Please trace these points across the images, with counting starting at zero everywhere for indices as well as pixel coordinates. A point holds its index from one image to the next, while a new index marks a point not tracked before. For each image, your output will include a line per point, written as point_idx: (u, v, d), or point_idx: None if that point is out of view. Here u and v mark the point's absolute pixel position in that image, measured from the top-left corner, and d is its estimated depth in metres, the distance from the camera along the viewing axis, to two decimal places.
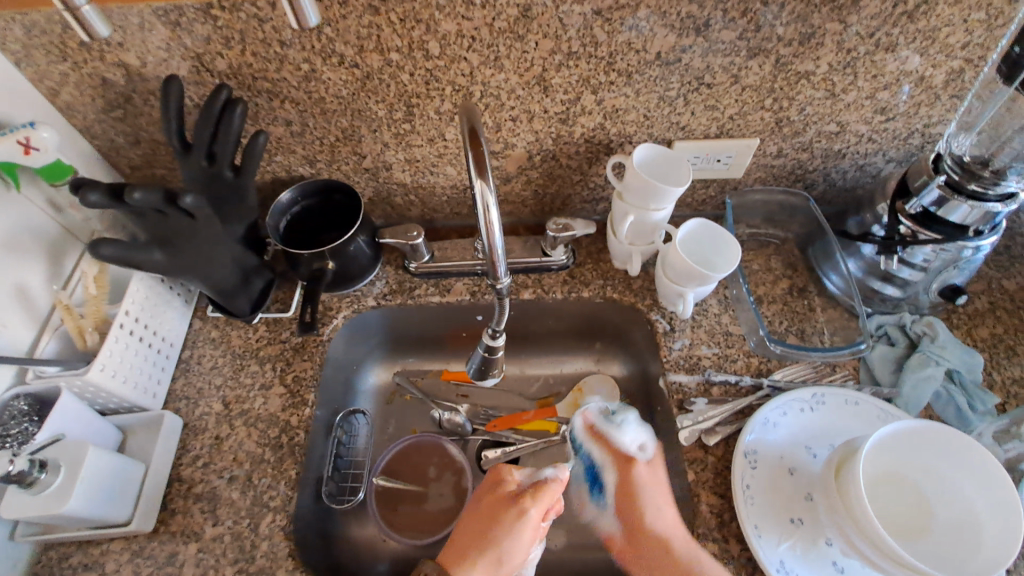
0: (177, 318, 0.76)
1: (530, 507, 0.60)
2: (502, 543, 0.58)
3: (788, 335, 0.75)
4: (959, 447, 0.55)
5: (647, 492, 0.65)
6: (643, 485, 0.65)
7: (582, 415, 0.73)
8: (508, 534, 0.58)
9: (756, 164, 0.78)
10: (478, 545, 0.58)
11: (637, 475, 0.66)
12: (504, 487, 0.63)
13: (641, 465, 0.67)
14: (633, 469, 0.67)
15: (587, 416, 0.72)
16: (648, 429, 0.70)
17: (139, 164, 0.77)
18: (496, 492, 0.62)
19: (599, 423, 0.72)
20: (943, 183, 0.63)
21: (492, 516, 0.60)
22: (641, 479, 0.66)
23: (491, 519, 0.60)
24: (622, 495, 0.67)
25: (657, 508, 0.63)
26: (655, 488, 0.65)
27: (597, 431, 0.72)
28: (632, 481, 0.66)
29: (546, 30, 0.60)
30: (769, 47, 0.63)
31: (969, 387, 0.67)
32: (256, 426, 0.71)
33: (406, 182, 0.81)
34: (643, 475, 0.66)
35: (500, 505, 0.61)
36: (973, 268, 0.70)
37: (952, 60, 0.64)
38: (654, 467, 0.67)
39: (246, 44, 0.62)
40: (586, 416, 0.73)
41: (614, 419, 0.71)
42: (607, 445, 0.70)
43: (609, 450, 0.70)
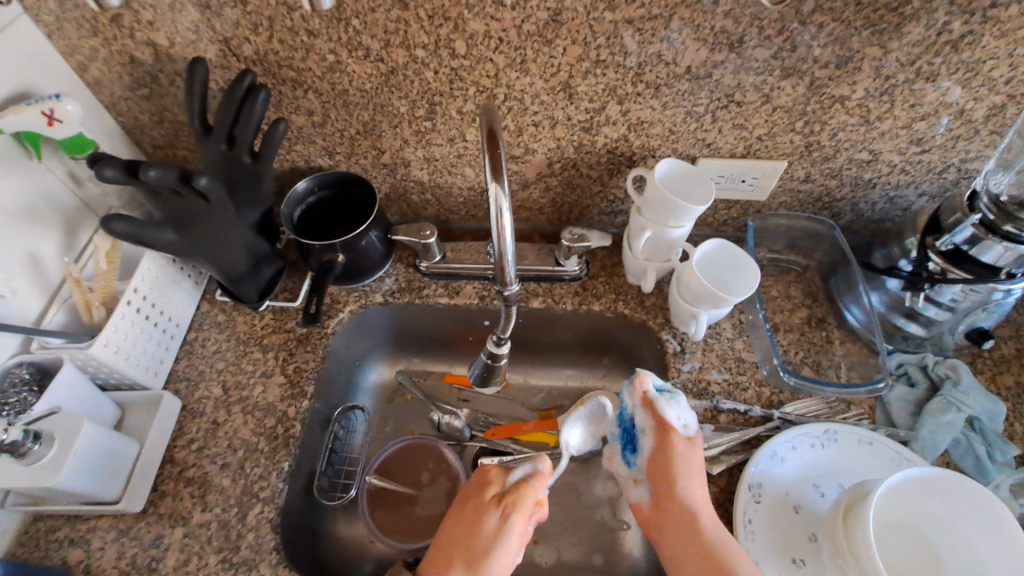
0: (185, 299, 0.76)
1: (513, 514, 0.58)
2: (485, 551, 0.56)
3: (802, 366, 0.73)
4: (977, 501, 0.52)
5: (684, 465, 0.59)
6: (683, 461, 0.59)
7: (637, 377, 0.64)
8: (492, 541, 0.56)
9: (782, 188, 0.76)
10: (459, 553, 0.56)
11: (677, 447, 0.60)
12: (484, 490, 0.61)
13: (681, 438, 0.60)
14: (674, 441, 0.60)
15: (646, 377, 0.64)
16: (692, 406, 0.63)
17: (161, 144, 0.78)
18: (478, 497, 0.61)
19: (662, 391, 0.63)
20: (977, 221, 0.61)
21: (473, 523, 0.58)
22: (685, 452, 0.59)
23: (472, 527, 0.58)
24: (664, 462, 0.59)
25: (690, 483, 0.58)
26: (694, 464, 0.59)
27: (652, 395, 0.62)
28: (674, 452, 0.59)
29: (575, 36, 0.59)
30: (804, 68, 0.61)
31: (990, 437, 0.64)
32: (254, 414, 0.70)
33: (423, 181, 0.80)
34: (684, 447, 0.60)
35: (481, 512, 0.59)
36: (1003, 311, 0.67)
37: (994, 94, 0.62)
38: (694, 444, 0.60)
39: (273, 31, 0.62)
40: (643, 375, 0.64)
41: (666, 390, 0.63)
42: (651, 410, 0.62)
43: (656, 416, 0.61)
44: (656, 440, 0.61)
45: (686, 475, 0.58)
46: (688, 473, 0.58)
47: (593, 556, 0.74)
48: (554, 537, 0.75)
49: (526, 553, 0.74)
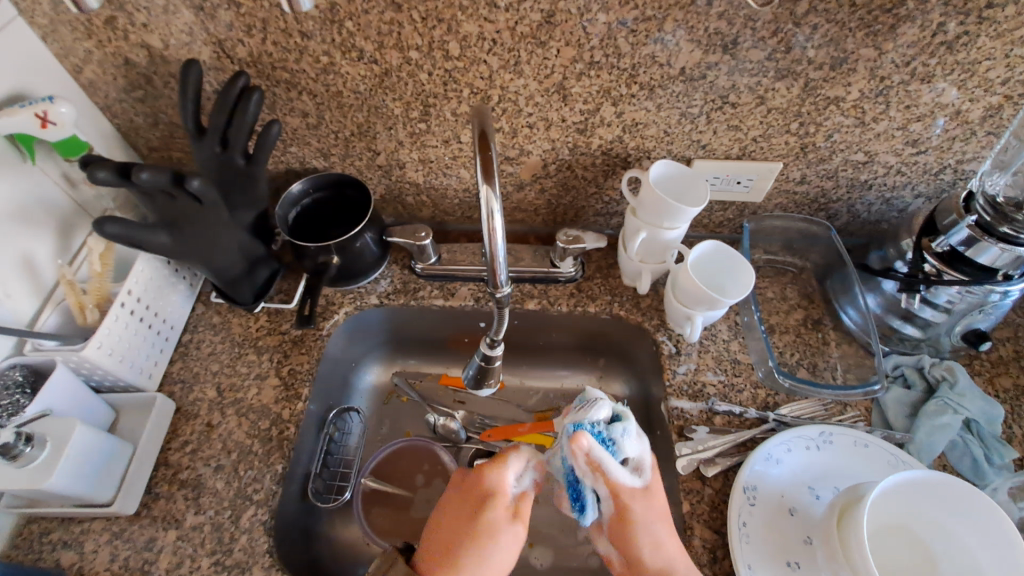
0: (180, 301, 0.76)
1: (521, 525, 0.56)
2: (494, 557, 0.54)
3: (798, 368, 0.72)
4: (973, 505, 0.51)
5: (647, 530, 0.54)
6: (644, 522, 0.54)
7: (575, 442, 0.52)
8: (503, 552, 0.54)
9: (778, 189, 0.76)
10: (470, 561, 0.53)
11: (638, 508, 0.54)
12: (494, 493, 0.57)
13: (640, 498, 0.54)
14: (633, 509, 0.54)
15: (587, 440, 0.52)
16: (642, 446, 0.56)
17: (156, 146, 0.78)
18: (490, 503, 0.56)
19: (603, 451, 0.53)
20: (972, 223, 0.60)
21: (486, 531, 0.54)
22: (650, 514, 0.54)
23: (483, 536, 0.54)
24: (631, 527, 0.54)
25: (661, 544, 0.54)
26: (656, 521, 0.54)
27: (598, 461, 0.53)
28: (637, 516, 0.54)
29: (569, 37, 0.59)
30: (799, 69, 0.61)
31: (987, 439, 0.63)
32: (248, 416, 0.70)
33: (419, 183, 0.80)
34: (650, 507, 0.54)
35: (493, 521, 0.55)
36: (1000, 313, 0.67)
37: (990, 95, 0.61)
38: (652, 495, 0.55)
39: (267, 33, 0.62)
40: (584, 440, 0.52)
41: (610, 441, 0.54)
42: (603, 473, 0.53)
43: (613, 482, 0.54)
44: (615, 507, 0.55)
45: (652, 540, 0.54)
46: (655, 536, 0.54)
47: (588, 558, 0.73)
48: (549, 540, 0.75)
49: (522, 556, 0.74)
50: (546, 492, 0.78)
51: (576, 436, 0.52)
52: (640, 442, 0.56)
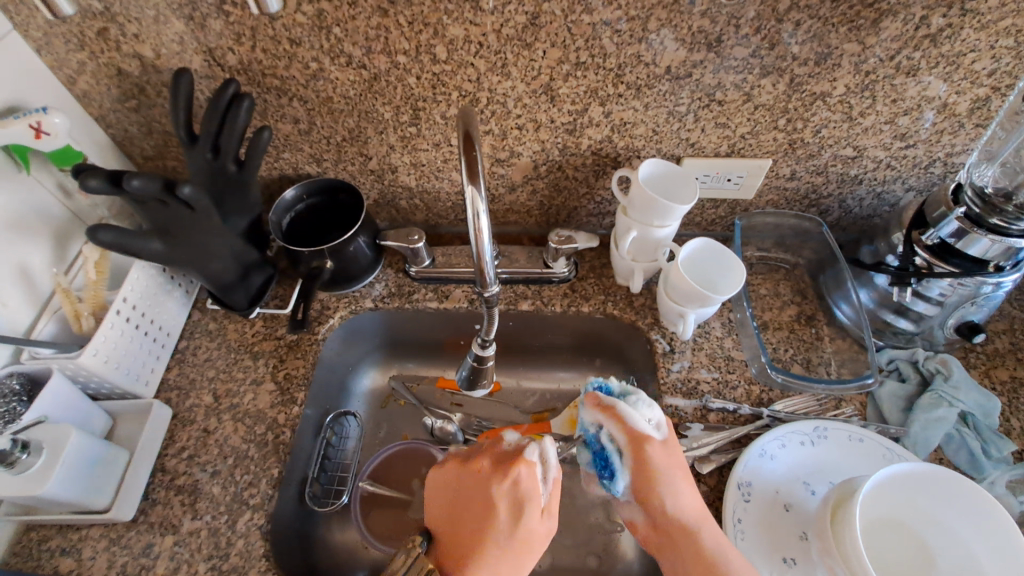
0: (175, 308, 0.76)
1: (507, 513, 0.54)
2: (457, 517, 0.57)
3: (792, 363, 0.72)
4: (967, 498, 0.51)
5: (665, 470, 0.54)
6: (663, 469, 0.54)
7: (587, 398, 0.59)
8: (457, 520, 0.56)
9: (768, 186, 0.76)
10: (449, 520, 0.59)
11: (655, 454, 0.55)
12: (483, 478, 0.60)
13: (657, 446, 0.56)
14: (654, 447, 0.55)
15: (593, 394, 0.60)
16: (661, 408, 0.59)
17: (151, 155, 0.79)
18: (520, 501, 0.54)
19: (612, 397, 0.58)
20: (961, 215, 0.60)
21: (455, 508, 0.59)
22: (660, 459, 0.55)
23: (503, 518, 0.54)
24: (636, 480, 0.55)
25: (681, 496, 0.54)
26: (677, 472, 0.55)
27: (608, 406, 0.58)
28: (651, 464, 0.55)
29: (555, 39, 0.60)
30: (784, 66, 0.61)
31: (984, 432, 0.63)
32: (244, 421, 0.70)
33: (411, 187, 0.81)
34: (660, 457, 0.55)
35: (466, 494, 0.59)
36: (993, 304, 0.66)
37: (977, 87, 0.61)
38: (670, 447, 0.56)
39: (257, 41, 0.62)
40: (592, 395, 0.60)
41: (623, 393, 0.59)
42: (619, 423, 0.57)
43: (621, 428, 0.57)
44: (634, 455, 0.55)
45: (673, 489, 0.54)
46: (673, 486, 0.54)
47: (587, 559, 0.73)
48: (548, 540, 0.75)
49: None
50: None
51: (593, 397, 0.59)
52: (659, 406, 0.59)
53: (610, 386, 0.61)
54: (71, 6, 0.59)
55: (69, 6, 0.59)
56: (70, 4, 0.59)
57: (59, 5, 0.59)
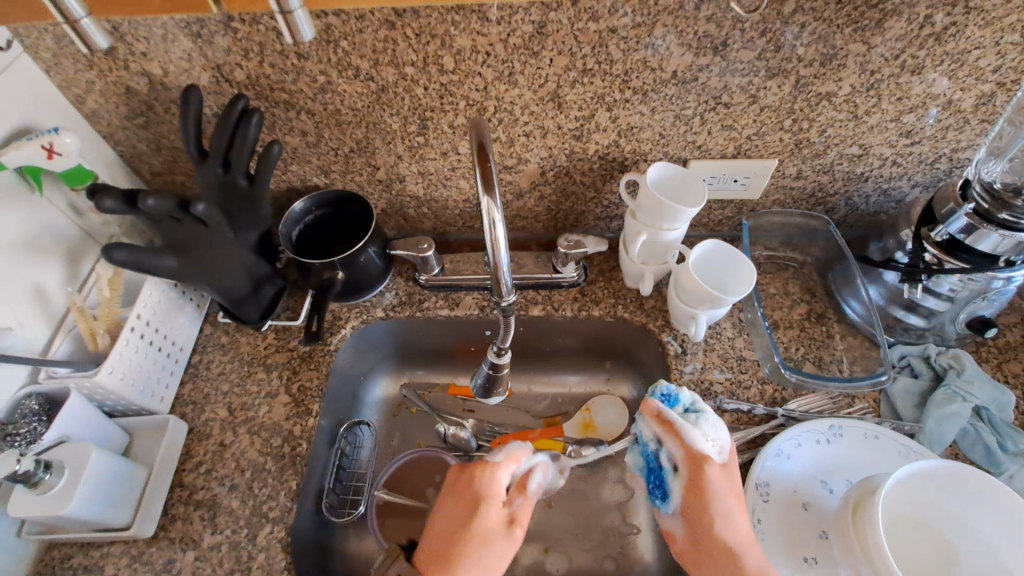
0: (187, 323, 0.77)
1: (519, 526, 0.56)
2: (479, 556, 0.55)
3: (804, 362, 0.72)
4: (992, 496, 0.51)
5: (722, 495, 0.54)
6: (720, 491, 0.54)
7: (644, 407, 0.60)
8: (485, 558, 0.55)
9: (774, 185, 0.77)
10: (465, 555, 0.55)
11: (712, 474, 0.55)
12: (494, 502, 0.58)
13: (715, 465, 0.55)
14: (713, 468, 0.55)
15: (653, 402, 0.60)
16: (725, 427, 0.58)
17: (159, 170, 0.79)
18: (481, 507, 0.56)
19: (671, 412, 0.58)
20: (971, 211, 0.60)
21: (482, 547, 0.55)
22: (716, 479, 0.55)
23: (474, 546, 0.54)
24: (687, 499, 0.56)
25: (732, 517, 0.53)
26: (729, 495, 0.54)
27: (667, 419, 0.58)
28: (706, 481, 0.55)
29: (561, 47, 0.60)
30: (789, 68, 0.61)
31: (1000, 426, 0.63)
32: (259, 434, 0.71)
33: (419, 195, 0.81)
34: (717, 478, 0.55)
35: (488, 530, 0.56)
36: (1005, 299, 0.66)
37: (982, 83, 0.62)
38: (729, 470, 0.56)
39: (264, 56, 0.63)
40: (650, 406, 0.60)
41: (694, 411, 0.59)
42: (679, 438, 0.57)
43: (681, 444, 0.57)
44: (692, 472, 0.56)
45: (725, 511, 0.53)
46: (725, 507, 0.54)
47: (605, 562, 0.73)
48: (564, 545, 0.75)
49: (537, 562, 0.74)
50: (559, 497, 0.78)
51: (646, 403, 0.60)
52: (723, 428, 0.58)
53: (678, 397, 0.60)
54: (106, 40, 0.59)
55: (104, 40, 0.59)
56: (105, 38, 0.59)
57: (94, 39, 0.58)
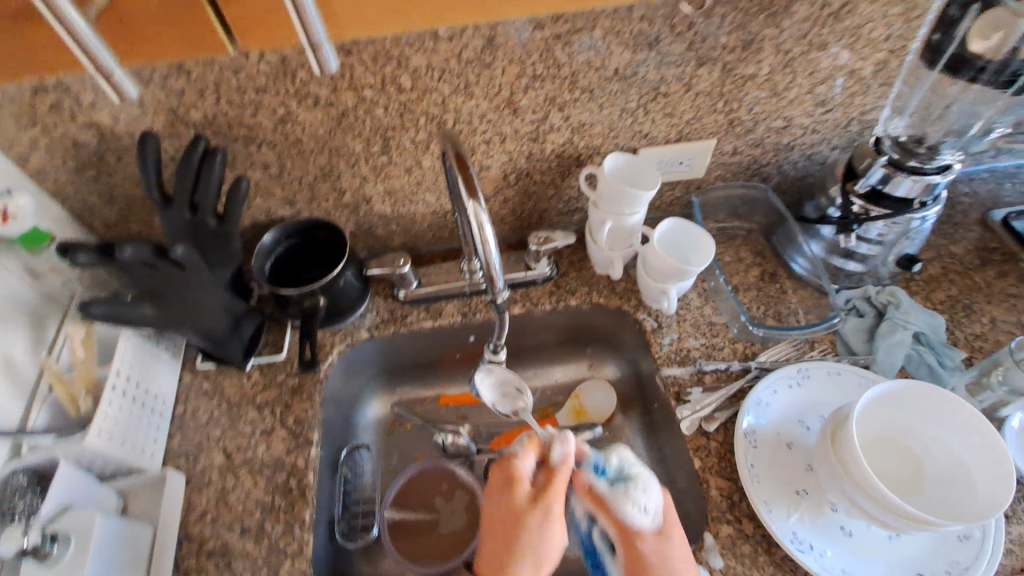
0: (166, 374, 0.75)
1: (553, 504, 0.59)
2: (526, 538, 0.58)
3: (766, 318, 0.79)
4: (941, 405, 0.58)
5: (661, 565, 0.56)
6: (658, 561, 0.57)
7: (576, 481, 0.62)
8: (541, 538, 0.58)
9: (715, 163, 0.84)
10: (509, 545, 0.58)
11: (646, 546, 0.57)
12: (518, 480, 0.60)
13: (648, 535, 0.58)
14: (647, 539, 0.57)
15: (584, 475, 0.61)
16: (658, 491, 0.59)
17: (114, 222, 0.76)
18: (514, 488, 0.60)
19: (600, 486, 0.60)
20: (885, 162, 0.69)
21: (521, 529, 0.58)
22: (652, 549, 0.57)
23: (519, 532, 0.58)
24: (626, 572, 0.59)
25: None
26: (670, 560, 0.57)
27: (596, 494, 0.60)
28: (640, 556, 0.57)
29: (511, 56, 0.64)
30: (715, 55, 0.68)
31: (936, 346, 0.71)
32: (261, 473, 0.70)
33: (387, 214, 0.83)
34: (651, 547, 0.57)
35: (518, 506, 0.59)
36: (923, 237, 0.76)
37: (877, 52, 0.71)
38: (665, 535, 0.58)
39: (220, 94, 0.63)
40: (581, 480, 0.61)
41: (620, 480, 0.59)
42: (610, 514, 0.59)
43: (612, 519, 0.59)
44: (628, 546, 0.58)
45: None
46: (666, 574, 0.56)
47: None
48: None
49: None
50: None
51: (579, 475, 0.62)
52: (655, 492, 0.59)
53: (607, 467, 0.60)
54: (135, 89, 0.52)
55: (134, 88, 0.52)
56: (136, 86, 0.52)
57: (124, 87, 0.51)
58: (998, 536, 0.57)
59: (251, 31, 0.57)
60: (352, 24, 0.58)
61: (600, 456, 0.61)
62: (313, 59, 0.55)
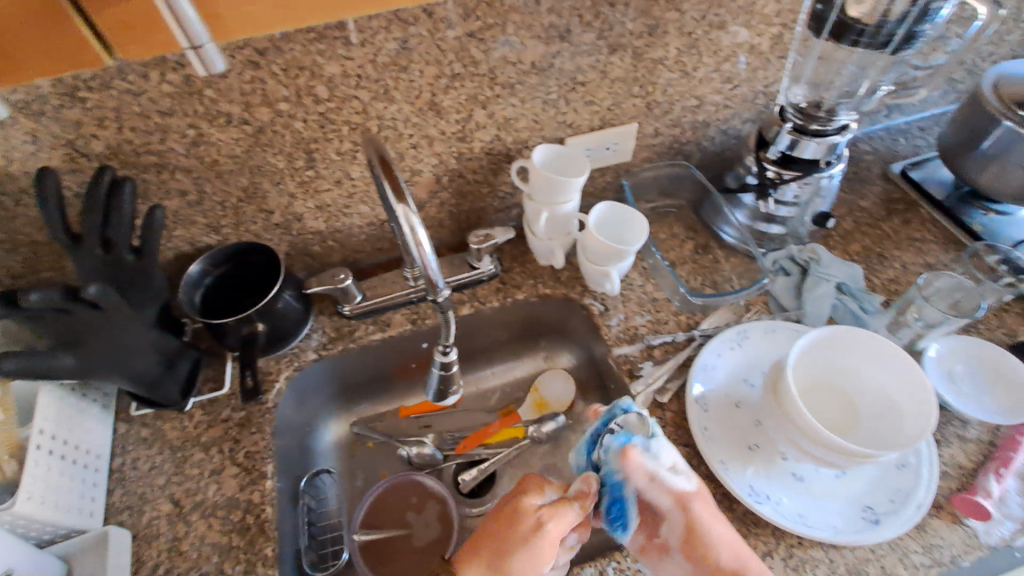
0: (97, 427, 0.69)
1: (551, 526, 0.54)
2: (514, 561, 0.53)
3: (704, 288, 0.83)
4: (867, 345, 0.63)
5: (714, 525, 0.55)
6: (710, 521, 0.55)
7: (625, 455, 0.54)
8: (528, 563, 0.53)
9: (639, 146, 0.87)
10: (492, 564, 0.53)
11: (698, 509, 0.55)
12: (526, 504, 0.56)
13: (695, 498, 0.56)
14: (694, 504, 0.55)
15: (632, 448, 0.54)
16: (678, 451, 0.57)
17: (19, 271, 0.71)
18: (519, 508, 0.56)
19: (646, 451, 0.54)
20: (790, 129, 0.73)
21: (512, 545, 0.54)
22: (703, 512, 0.55)
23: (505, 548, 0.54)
24: (681, 540, 0.55)
25: (727, 541, 0.55)
26: (717, 519, 0.56)
27: (649, 468, 0.54)
28: (694, 520, 0.55)
29: (427, 58, 0.64)
30: (625, 42, 0.71)
31: (857, 294, 0.76)
32: (215, 515, 0.66)
33: (321, 230, 0.80)
34: (702, 508, 0.55)
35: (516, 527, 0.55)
36: (833, 195, 0.81)
37: (771, 27, 0.76)
38: (703, 494, 0.57)
39: (122, 121, 0.60)
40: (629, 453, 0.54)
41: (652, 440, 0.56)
42: (661, 484, 0.55)
43: (663, 489, 0.55)
44: (679, 515, 0.55)
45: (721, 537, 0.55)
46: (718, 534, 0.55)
47: None
48: None
49: None
50: None
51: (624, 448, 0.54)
52: (678, 451, 0.57)
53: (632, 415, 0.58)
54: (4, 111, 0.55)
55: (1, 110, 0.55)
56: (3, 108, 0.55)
57: None
58: (931, 461, 0.62)
59: (128, 43, 0.50)
60: (234, 29, 0.51)
61: (628, 405, 0.59)
62: (192, 59, 0.48)
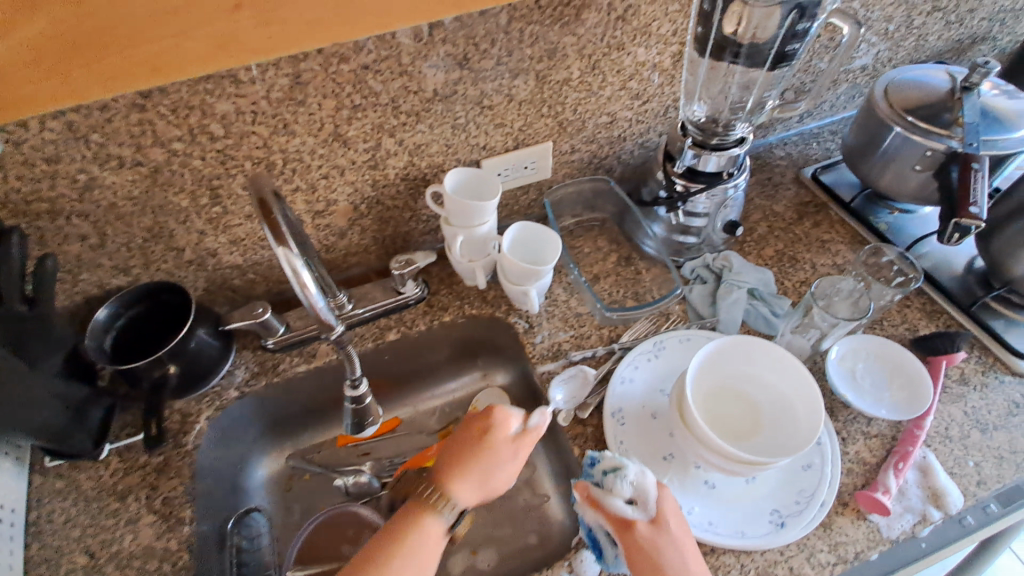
0: (8, 481, 0.67)
1: (522, 450, 0.61)
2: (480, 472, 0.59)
3: (626, 300, 0.84)
4: (764, 353, 0.65)
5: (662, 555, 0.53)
6: (656, 549, 0.53)
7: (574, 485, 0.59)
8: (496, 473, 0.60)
9: (558, 163, 0.88)
10: (462, 476, 0.59)
11: (642, 536, 0.54)
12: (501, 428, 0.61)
13: (642, 525, 0.54)
14: (637, 529, 0.54)
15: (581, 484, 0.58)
16: (649, 484, 0.56)
17: None
18: (491, 434, 0.61)
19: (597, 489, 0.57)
20: (691, 144, 0.76)
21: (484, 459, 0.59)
22: (650, 538, 0.54)
23: (474, 464, 0.59)
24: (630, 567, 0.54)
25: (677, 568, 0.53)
26: (668, 549, 0.53)
27: (593, 498, 0.57)
28: (637, 545, 0.54)
29: (324, 91, 0.64)
30: (526, 66, 0.72)
31: (767, 299, 0.79)
32: (131, 566, 0.64)
33: (239, 263, 0.79)
34: (647, 535, 0.54)
35: (489, 447, 0.60)
36: (740, 203, 0.84)
37: (670, 45, 0.78)
38: (659, 525, 0.55)
39: (6, 170, 0.58)
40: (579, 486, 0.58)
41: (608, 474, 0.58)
42: (602, 510, 0.56)
43: (605, 515, 0.56)
44: (625, 541, 0.55)
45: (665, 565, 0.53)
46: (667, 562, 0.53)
47: (528, 537, 0.78)
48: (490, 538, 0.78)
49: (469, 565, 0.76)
50: None
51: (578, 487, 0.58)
52: (648, 482, 0.56)
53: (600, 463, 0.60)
54: None
55: None
56: None
57: None
58: (833, 459, 0.65)
59: None
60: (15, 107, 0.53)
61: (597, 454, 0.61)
62: None
